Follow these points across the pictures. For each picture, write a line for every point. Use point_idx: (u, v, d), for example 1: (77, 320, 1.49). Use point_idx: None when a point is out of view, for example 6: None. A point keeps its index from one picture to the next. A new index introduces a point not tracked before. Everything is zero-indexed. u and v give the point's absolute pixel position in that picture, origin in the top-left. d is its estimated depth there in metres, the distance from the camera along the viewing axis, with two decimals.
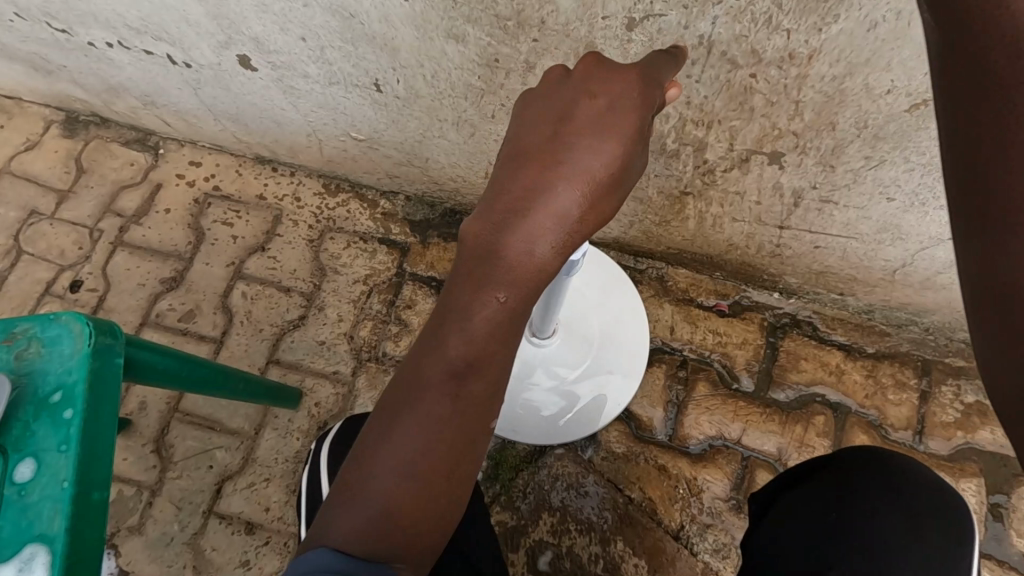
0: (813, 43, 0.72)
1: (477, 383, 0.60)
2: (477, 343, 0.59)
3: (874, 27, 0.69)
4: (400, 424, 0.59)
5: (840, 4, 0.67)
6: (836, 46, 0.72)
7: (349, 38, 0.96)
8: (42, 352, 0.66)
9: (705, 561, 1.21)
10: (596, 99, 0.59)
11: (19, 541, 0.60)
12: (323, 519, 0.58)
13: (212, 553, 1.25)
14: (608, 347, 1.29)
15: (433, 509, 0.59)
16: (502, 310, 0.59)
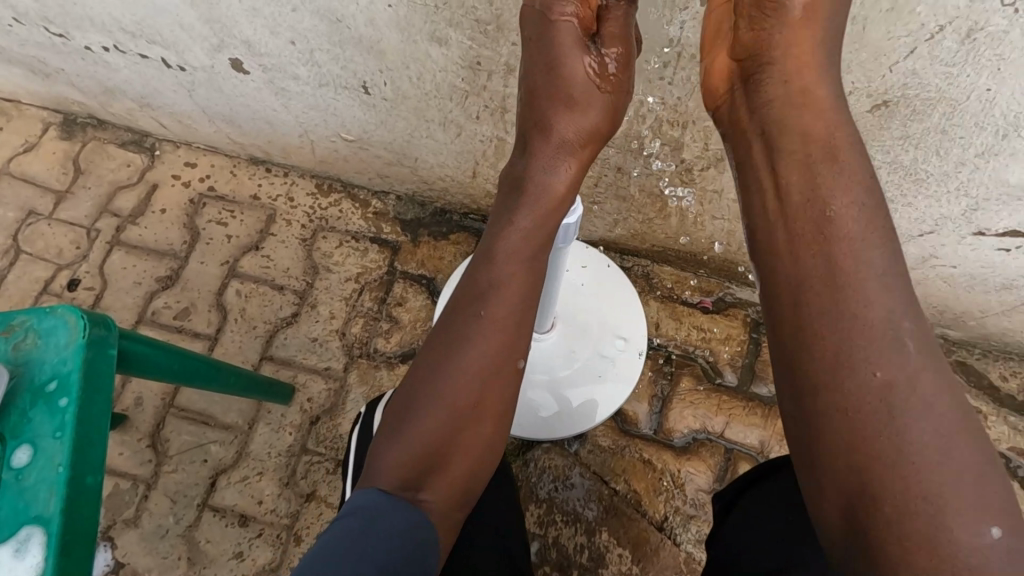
0: None
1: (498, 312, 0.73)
2: (499, 279, 0.74)
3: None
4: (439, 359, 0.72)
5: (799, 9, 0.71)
6: None
7: (337, 41, 0.99)
8: (38, 343, 0.69)
9: (688, 552, 1.24)
10: (547, 45, 0.74)
11: (16, 523, 0.63)
12: (376, 460, 0.69)
13: (206, 545, 1.27)
14: (604, 346, 1.31)
15: (474, 439, 0.70)
16: (514, 246, 0.75)
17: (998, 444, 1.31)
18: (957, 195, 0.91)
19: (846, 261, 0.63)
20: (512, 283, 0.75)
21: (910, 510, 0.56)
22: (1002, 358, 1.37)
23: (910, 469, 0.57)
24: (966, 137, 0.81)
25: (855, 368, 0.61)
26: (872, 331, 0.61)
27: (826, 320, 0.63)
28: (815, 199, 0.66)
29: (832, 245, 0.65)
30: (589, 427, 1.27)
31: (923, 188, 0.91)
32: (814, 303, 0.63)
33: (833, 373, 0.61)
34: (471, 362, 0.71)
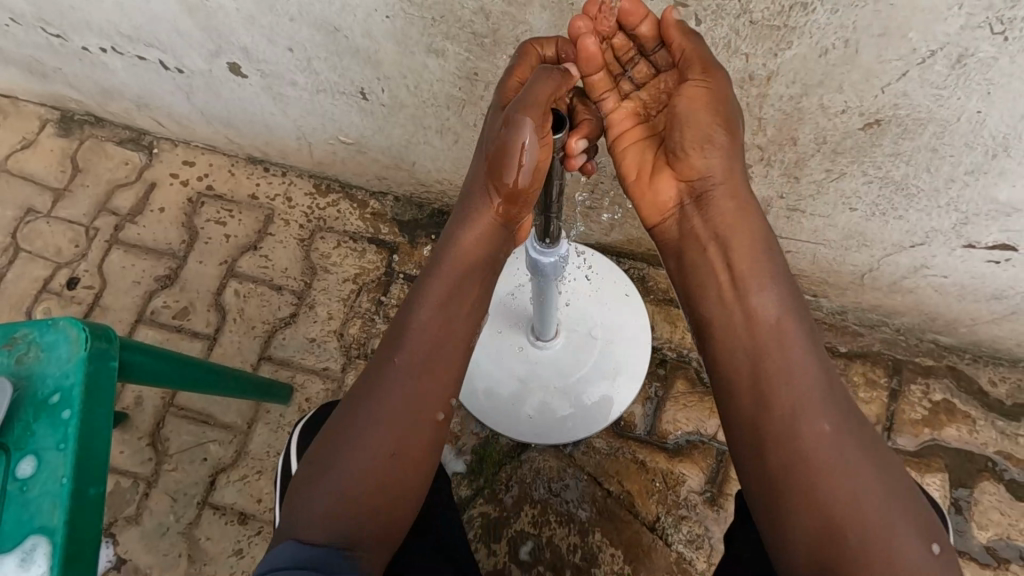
0: (771, 66, 0.78)
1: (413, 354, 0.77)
2: (423, 326, 0.78)
3: (825, 53, 0.74)
4: (361, 404, 0.75)
5: (792, 32, 0.74)
6: (791, 69, 0.78)
7: (334, 50, 0.99)
8: (40, 356, 0.70)
9: (679, 552, 1.26)
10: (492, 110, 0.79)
11: (21, 533, 0.64)
12: (292, 511, 0.69)
13: (206, 542, 1.30)
14: (611, 345, 1.34)
15: (396, 479, 0.72)
16: (438, 296, 0.80)
17: (986, 449, 1.33)
18: (948, 211, 0.92)
19: (775, 333, 0.74)
20: (432, 327, 0.79)
21: (863, 528, 0.64)
22: (993, 363, 1.38)
23: (846, 493, 0.66)
24: (956, 156, 0.83)
25: (781, 421, 0.70)
26: (804, 388, 0.71)
27: (764, 384, 0.72)
28: (748, 269, 0.76)
29: (764, 325, 0.74)
30: (605, 424, 1.30)
31: (914, 203, 0.92)
32: (741, 374, 0.74)
33: (762, 424, 0.71)
34: (387, 416, 0.74)
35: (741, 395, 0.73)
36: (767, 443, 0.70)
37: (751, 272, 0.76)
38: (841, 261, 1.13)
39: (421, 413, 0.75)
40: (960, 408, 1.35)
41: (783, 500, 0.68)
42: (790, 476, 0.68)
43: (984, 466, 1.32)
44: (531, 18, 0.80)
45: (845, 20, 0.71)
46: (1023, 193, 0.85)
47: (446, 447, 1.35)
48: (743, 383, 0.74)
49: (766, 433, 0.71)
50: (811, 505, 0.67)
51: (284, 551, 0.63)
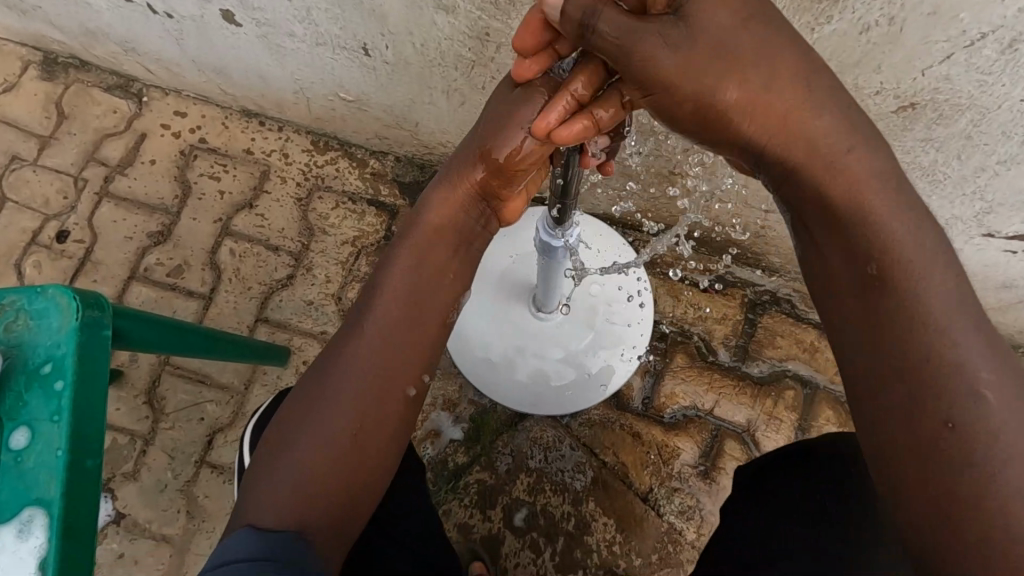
0: (806, 42, 0.74)
1: (385, 326, 0.73)
2: (394, 296, 0.74)
3: (866, 31, 0.70)
4: (330, 379, 0.71)
5: (835, 5, 0.69)
6: (828, 47, 0.73)
7: (335, 1, 0.92)
8: (29, 324, 0.68)
9: (670, 522, 1.29)
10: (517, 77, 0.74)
11: (17, 505, 0.63)
12: (253, 492, 0.67)
13: (205, 500, 1.31)
14: (612, 319, 1.34)
15: (365, 456, 0.70)
16: (411, 263, 0.75)
17: None
18: (971, 200, 0.89)
19: (904, 293, 0.59)
20: (400, 295, 0.74)
21: (1003, 510, 0.53)
22: None
23: (993, 467, 0.54)
24: (990, 145, 0.79)
25: (927, 381, 0.57)
26: (957, 357, 0.57)
27: (881, 352, 0.59)
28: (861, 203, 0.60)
29: (898, 265, 0.59)
30: (602, 397, 1.31)
31: (938, 190, 0.89)
32: (879, 322, 0.60)
33: (897, 375, 0.58)
34: (347, 395, 0.71)
35: (873, 341, 0.60)
36: (904, 402, 0.57)
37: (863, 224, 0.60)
38: None
39: (387, 388, 0.72)
40: None
41: (907, 463, 0.57)
42: (922, 440, 0.56)
43: None
44: None
45: None
46: None
47: (444, 415, 1.35)
48: (872, 330, 0.60)
49: (903, 386, 0.58)
50: (930, 477, 0.56)
51: (239, 539, 0.62)
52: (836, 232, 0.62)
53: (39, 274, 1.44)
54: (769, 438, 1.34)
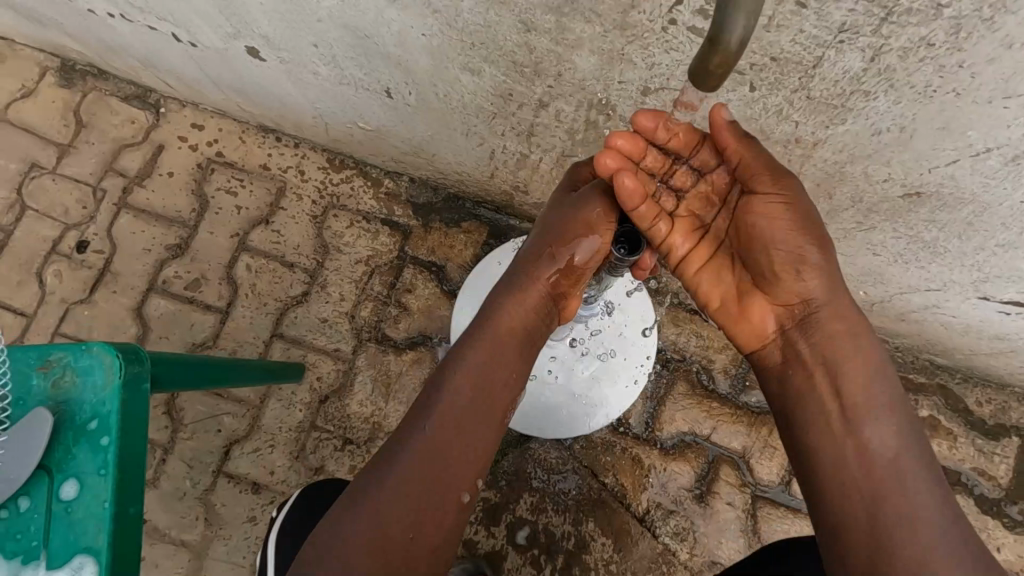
0: (820, 134, 0.77)
1: (443, 427, 0.79)
2: (455, 398, 0.80)
3: (879, 134, 0.73)
4: (388, 478, 0.75)
5: (849, 112, 0.72)
6: (842, 141, 0.76)
7: (362, 52, 0.94)
8: (76, 382, 0.72)
9: (665, 543, 1.36)
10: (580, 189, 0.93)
11: (68, 552, 0.69)
12: None
13: (222, 508, 1.37)
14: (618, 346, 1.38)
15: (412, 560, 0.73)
16: (471, 368, 0.82)
17: (962, 465, 1.42)
18: (969, 272, 0.93)
19: (888, 415, 0.76)
20: (459, 399, 0.80)
21: None
22: (980, 385, 1.45)
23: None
24: (989, 231, 0.83)
25: (889, 512, 0.71)
26: (911, 497, 0.72)
27: (859, 462, 0.75)
28: (842, 341, 0.80)
29: (865, 410, 0.76)
30: (606, 422, 1.35)
31: (937, 260, 0.93)
32: (848, 463, 0.75)
33: (869, 508, 0.72)
34: (404, 496, 0.74)
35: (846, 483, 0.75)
36: (877, 531, 0.71)
37: (858, 362, 0.79)
38: (853, 292, 1.15)
39: (442, 492, 0.76)
40: (943, 425, 1.43)
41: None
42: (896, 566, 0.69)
43: (958, 481, 1.41)
44: (575, 59, 0.73)
45: (907, 111, 0.69)
46: None
47: None
48: (846, 472, 0.75)
49: (876, 518, 0.71)
50: None
51: None
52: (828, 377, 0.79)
53: (60, 283, 1.48)
54: (762, 465, 1.41)
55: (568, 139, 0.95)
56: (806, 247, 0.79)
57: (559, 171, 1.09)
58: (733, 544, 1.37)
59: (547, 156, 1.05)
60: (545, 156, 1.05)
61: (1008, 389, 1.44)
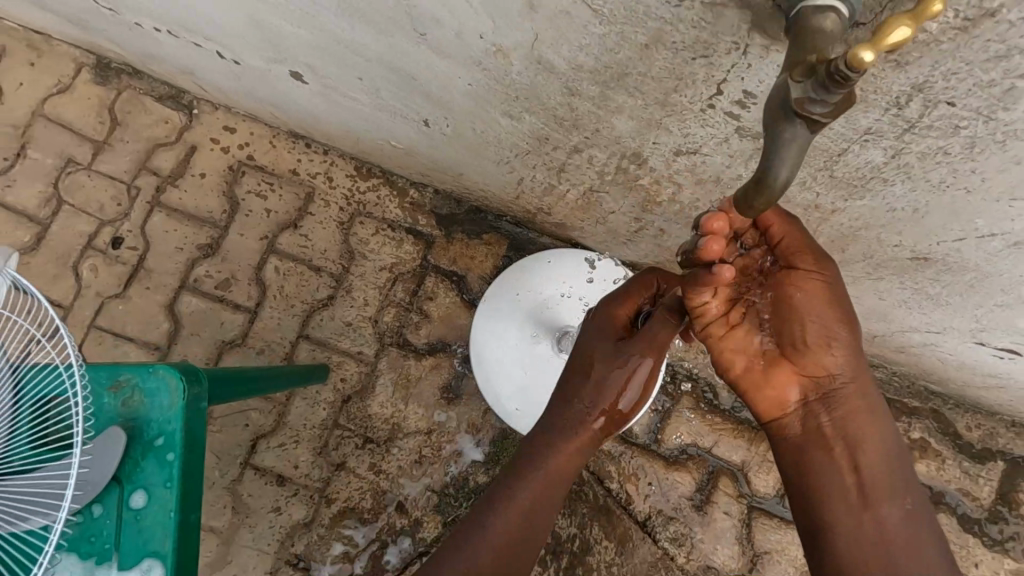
0: (839, 205, 0.81)
1: (485, 557, 0.88)
2: (502, 533, 0.89)
3: (892, 211, 0.79)
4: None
5: (866, 191, 0.77)
6: (857, 212, 0.81)
7: (406, 90, 0.99)
8: (144, 401, 0.79)
9: (664, 547, 1.44)
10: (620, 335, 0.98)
11: (137, 556, 0.76)
12: None
13: (248, 498, 1.45)
14: None
15: None
16: (522, 507, 0.91)
17: (948, 485, 1.50)
18: (968, 322, 0.99)
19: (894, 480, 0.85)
20: (504, 536, 0.89)
21: None
22: (971, 411, 1.52)
23: None
24: (987, 293, 0.89)
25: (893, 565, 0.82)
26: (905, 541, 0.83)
27: (866, 523, 0.84)
28: (862, 415, 0.86)
29: (871, 469, 0.85)
30: None
31: (938, 310, 0.99)
32: (859, 523, 0.84)
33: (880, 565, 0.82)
34: None
35: (856, 539, 0.84)
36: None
37: (874, 435, 0.86)
38: (858, 325, 1.21)
39: None
40: (933, 447, 1.51)
41: None
42: None
43: (943, 500, 1.49)
44: (615, 122, 0.78)
45: (920, 198, 0.75)
46: None
47: (467, 437, 1.49)
48: (855, 531, 0.84)
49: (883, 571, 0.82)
50: None
51: None
52: (843, 442, 0.86)
53: (94, 277, 1.53)
54: (759, 478, 1.49)
55: (598, 179, 1.00)
56: (839, 326, 0.83)
57: (585, 202, 1.14)
58: (728, 551, 1.45)
59: (575, 188, 1.10)
60: (573, 189, 1.10)
61: (996, 416, 1.52)
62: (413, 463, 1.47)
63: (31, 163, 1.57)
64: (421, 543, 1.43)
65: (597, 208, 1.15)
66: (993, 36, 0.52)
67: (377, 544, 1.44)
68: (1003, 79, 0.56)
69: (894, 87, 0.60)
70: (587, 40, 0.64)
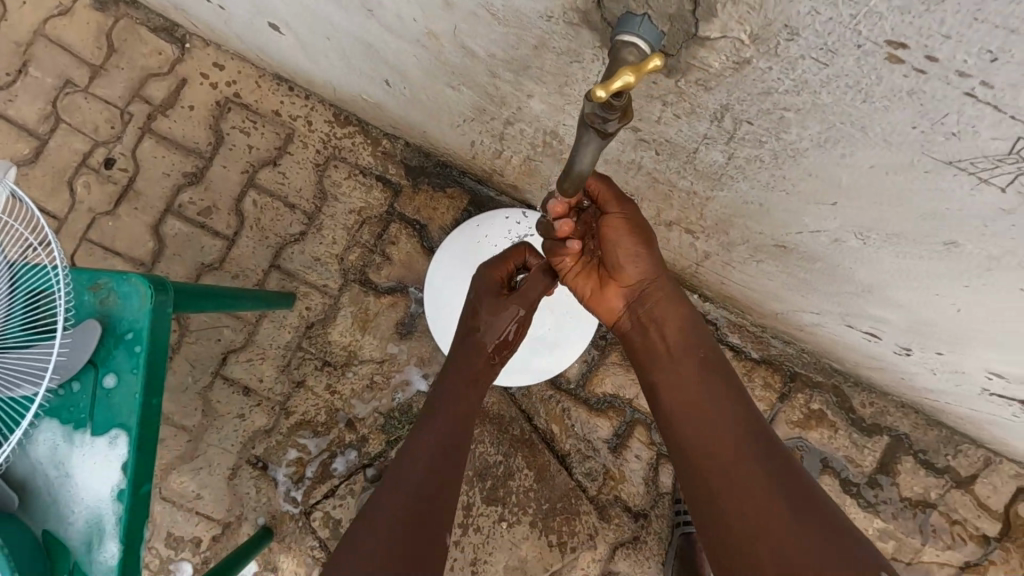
0: (707, 194, 1.05)
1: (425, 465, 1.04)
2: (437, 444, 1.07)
3: (745, 204, 1.02)
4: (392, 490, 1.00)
5: (723, 185, 1.00)
6: (725, 202, 1.04)
7: (366, 54, 1.11)
8: (118, 302, 0.95)
9: (578, 480, 1.65)
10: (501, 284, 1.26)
11: (107, 425, 0.93)
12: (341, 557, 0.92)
13: (217, 404, 1.63)
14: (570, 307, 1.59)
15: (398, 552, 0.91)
16: (444, 422, 1.11)
17: (836, 452, 1.69)
18: (834, 306, 1.19)
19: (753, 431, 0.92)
20: (434, 445, 1.07)
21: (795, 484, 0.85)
22: (867, 390, 1.70)
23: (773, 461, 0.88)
24: (837, 283, 1.11)
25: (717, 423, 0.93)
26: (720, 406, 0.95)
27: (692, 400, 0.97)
28: (703, 384, 0.98)
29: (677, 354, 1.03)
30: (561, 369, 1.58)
31: (804, 294, 1.21)
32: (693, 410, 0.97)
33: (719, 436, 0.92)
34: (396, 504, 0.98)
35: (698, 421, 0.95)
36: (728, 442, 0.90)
37: (684, 348, 1.04)
38: (758, 302, 1.36)
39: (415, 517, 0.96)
40: (828, 417, 1.69)
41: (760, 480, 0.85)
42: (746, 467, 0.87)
43: (829, 465, 1.69)
44: (530, 108, 0.99)
45: None
46: (884, 312, 1.13)
47: (415, 369, 1.67)
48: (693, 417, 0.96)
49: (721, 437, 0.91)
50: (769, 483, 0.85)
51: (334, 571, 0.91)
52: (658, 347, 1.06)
53: (88, 193, 1.66)
54: None
55: (531, 149, 1.13)
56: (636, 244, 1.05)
57: (526, 168, 1.27)
58: (634, 489, 1.66)
59: (516, 155, 1.22)
60: (514, 155, 1.22)
61: (889, 396, 1.69)
62: (365, 387, 1.66)
63: (32, 81, 1.68)
64: (366, 456, 1.64)
65: (537, 176, 1.28)
66: (755, 77, 0.75)
67: (327, 453, 1.64)
68: (774, 109, 0.78)
69: (709, 104, 0.83)
70: (495, 36, 0.85)
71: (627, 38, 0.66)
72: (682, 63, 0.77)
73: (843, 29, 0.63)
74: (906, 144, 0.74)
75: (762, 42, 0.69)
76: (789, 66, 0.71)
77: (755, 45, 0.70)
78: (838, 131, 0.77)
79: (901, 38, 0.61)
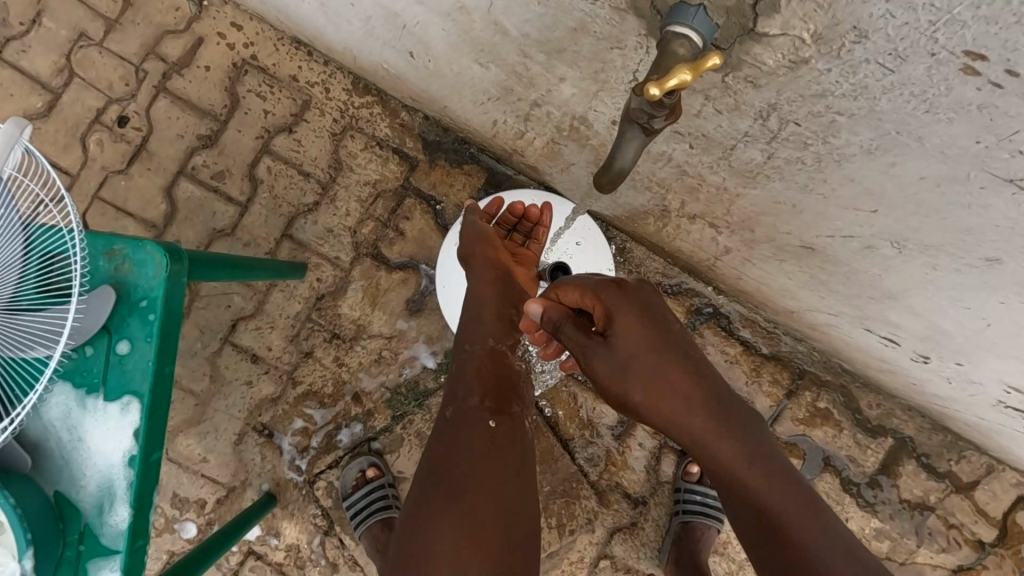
0: (738, 189, 1.02)
1: (449, 443, 1.04)
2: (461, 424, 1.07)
3: (776, 201, 0.99)
4: (431, 471, 1.01)
5: (759, 183, 0.97)
6: (754, 199, 1.02)
7: (392, 24, 1.07)
8: (133, 269, 0.94)
9: (580, 465, 1.66)
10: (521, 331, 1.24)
11: (120, 392, 0.93)
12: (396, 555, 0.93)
13: (225, 369, 1.64)
14: None
15: (438, 523, 0.91)
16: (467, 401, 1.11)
17: (840, 450, 1.69)
18: (855, 310, 1.17)
19: (768, 459, 0.86)
20: (456, 426, 1.07)
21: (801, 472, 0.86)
22: (875, 391, 1.70)
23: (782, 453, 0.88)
24: (862, 287, 1.09)
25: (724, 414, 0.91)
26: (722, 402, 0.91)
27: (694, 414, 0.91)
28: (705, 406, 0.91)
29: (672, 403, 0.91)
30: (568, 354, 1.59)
31: (823, 294, 1.18)
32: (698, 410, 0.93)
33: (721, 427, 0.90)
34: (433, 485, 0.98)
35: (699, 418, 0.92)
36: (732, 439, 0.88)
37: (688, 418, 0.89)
38: (776, 299, 1.34)
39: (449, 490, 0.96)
40: (834, 417, 1.69)
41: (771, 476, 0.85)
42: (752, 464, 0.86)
43: (831, 463, 1.69)
44: (560, 91, 0.96)
45: None
46: (903, 318, 1.11)
47: (423, 346, 1.66)
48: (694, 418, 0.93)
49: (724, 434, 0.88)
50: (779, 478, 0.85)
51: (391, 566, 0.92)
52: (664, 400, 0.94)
53: (101, 152, 1.64)
54: None
55: (557, 132, 1.11)
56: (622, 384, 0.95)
57: (548, 152, 1.23)
58: (635, 476, 1.67)
59: (541, 137, 1.18)
60: (539, 136, 1.19)
61: (896, 399, 1.69)
62: (373, 361, 1.66)
63: (46, 32, 1.64)
64: (371, 430, 1.65)
65: (560, 160, 1.24)
66: (810, 77, 0.73)
67: (333, 425, 1.65)
68: (825, 112, 0.77)
69: (754, 101, 0.81)
70: (530, 15, 0.82)
71: (681, 29, 0.65)
72: (734, 59, 0.75)
73: (919, 35, 0.62)
74: (965, 158, 0.72)
75: (826, 42, 0.68)
76: (850, 69, 0.70)
77: (818, 46, 0.69)
78: (891, 140, 0.76)
79: (981, 50, 0.60)
